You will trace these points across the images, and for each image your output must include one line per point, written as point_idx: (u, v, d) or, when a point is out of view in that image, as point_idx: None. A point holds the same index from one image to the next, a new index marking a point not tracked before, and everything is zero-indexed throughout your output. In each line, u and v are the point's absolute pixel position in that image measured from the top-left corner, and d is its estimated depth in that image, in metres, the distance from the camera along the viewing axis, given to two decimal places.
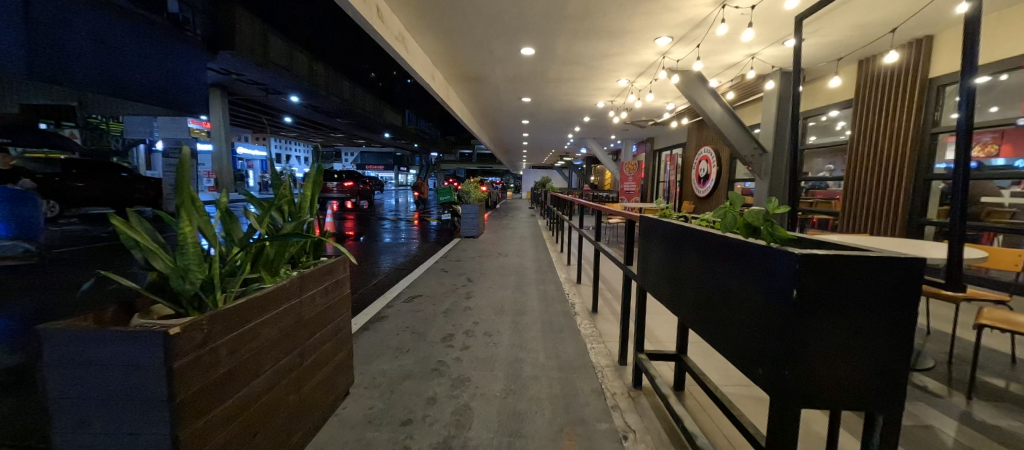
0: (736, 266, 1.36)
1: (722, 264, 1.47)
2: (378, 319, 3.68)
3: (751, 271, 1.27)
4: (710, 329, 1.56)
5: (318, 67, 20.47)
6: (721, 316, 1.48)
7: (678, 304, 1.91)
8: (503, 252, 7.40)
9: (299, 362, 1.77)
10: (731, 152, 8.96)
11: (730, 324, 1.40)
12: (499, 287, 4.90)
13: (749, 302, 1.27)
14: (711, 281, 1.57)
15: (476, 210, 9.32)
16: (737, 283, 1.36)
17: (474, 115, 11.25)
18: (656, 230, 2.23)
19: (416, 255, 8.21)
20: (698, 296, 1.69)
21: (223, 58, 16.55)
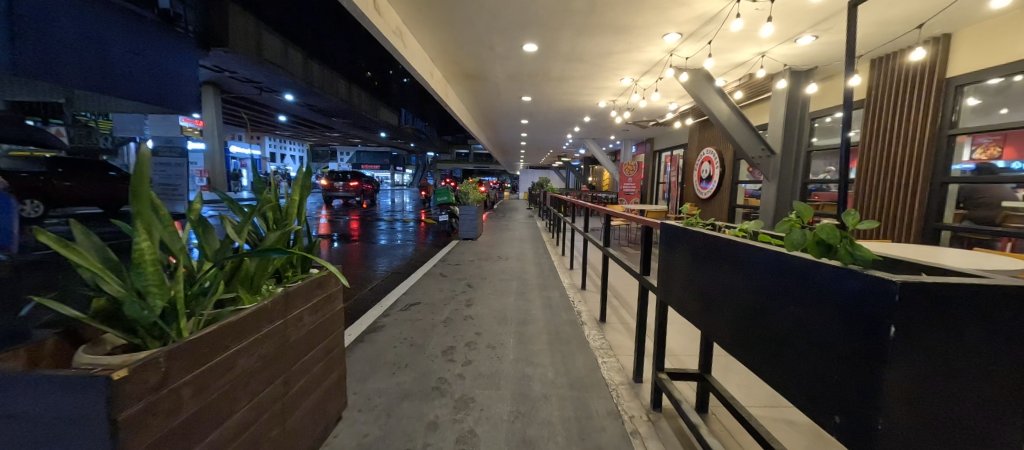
0: (799, 291, 1.16)
1: (776, 285, 1.28)
2: (373, 330, 3.46)
3: (822, 300, 1.07)
4: (756, 359, 1.37)
5: (313, 65, 20.19)
6: (772, 346, 1.28)
7: (712, 323, 1.71)
8: (503, 256, 7.19)
9: (283, 393, 1.56)
10: (734, 153, 8.81)
11: (788, 358, 1.20)
12: (500, 294, 4.69)
13: (818, 337, 1.07)
14: (758, 304, 1.37)
15: (475, 212, 9.10)
16: (799, 311, 1.16)
17: (472, 114, 11.04)
18: (681, 240, 2.04)
19: (413, 258, 7.98)
20: (739, 318, 1.50)
21: (215, 56, 16.22)
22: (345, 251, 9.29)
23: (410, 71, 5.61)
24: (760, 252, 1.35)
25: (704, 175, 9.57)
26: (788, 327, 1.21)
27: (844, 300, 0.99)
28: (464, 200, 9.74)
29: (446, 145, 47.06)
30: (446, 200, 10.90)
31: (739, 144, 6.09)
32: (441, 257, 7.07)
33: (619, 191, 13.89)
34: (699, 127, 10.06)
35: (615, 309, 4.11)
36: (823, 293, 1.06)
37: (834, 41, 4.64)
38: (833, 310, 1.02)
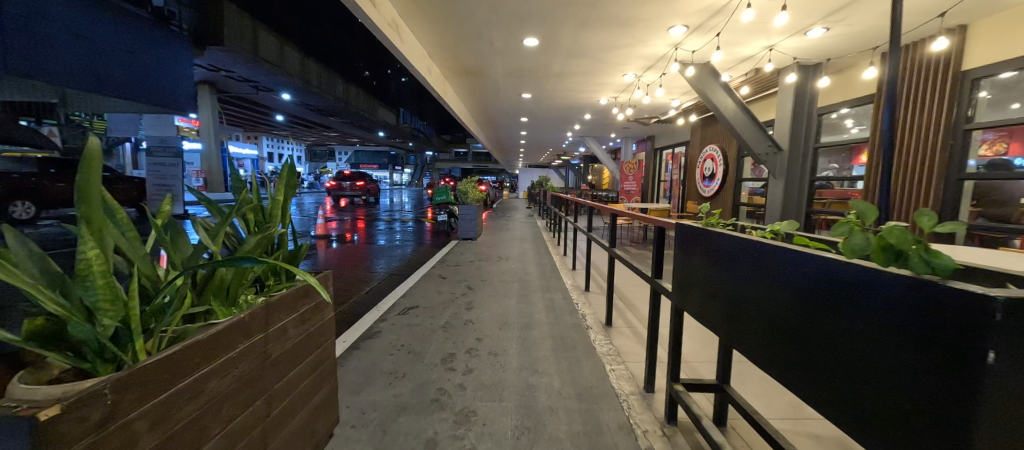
0: (858, 302, 1.01)
1: (827, 296, 1.12)
2: (369, 336, 3.30)
3: (892, 313, 0.92)
4: (800, 377, 1.22)
5: (310, 63, 20.05)
6: (822, 364, 1.13)
7: (741, 333, 1.56)
8: (504, 256, 7.05)
9: (266, 416, 1.40)
10: (738, 150, 8.67)
11: (844, 380, 1.05)
12: (502, 296, 4.53)
13: (888, 356, 0.92)
14: (800, 315, 1.22)
15: (475, 211, 8.94)
16: (858, 325, 1.01)
17: (472, 112, 10.87)
18: (701, 241, 1.89)
19: (412, 259, 7.83)
20: (775, 330, 1.35)
21: (211, 55, 16.06)
22: (343, 252, 9.15)
23: (408, 66, 5.45)
24: (803, 257, 1.20)
25: (707, 172, 9.39)
26: (843, 343, 1.06)
27: (923, 314, 0.84)
28: (463, 199, 9.58)
29: (444, 144, 46.93)
30: (445, 199, 10.74)
31: (746, 141, 5.96)
32: (440, 257, 6.92)
33: (620, 189, 13.75)
34: (702, 124, 9.92)
35: (621, 312, 3.96)
36: (894, 305, 0.91)
37: (847, 33, 4.48)
38: (909, 326, 0.87)
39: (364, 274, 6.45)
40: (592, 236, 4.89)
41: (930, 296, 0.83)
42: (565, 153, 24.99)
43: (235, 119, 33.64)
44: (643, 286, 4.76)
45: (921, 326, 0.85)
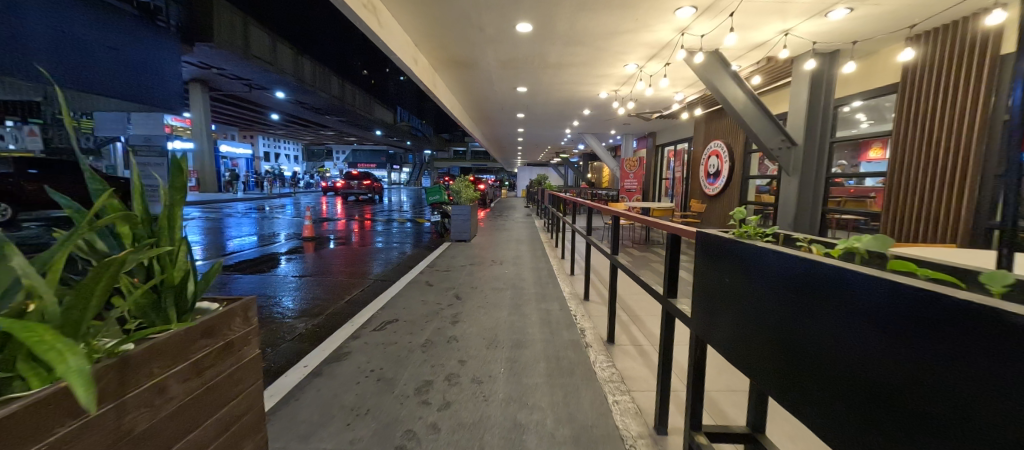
0: (906, 327, 0.81)
1: (861, 317, 0.91)
2: (335, 359, 2.87)
3: (953, 340, 0.72)
4: (827, 415, 1.00)
5: (303, 61, 19.60)
6: (856, 399, 0.92)
7: (756, 358, 1.31)
8: (498, 260, 6.61)
9: None
10: (745, 146, 8.21)
11: (889, 423, 0.84)
12: (492, 307, 4.10)
13: (955, 394, 0.71)
14: (827, 339, 1.00)
15: (468, 211, 8.49)
16: (908, 357, 0.80)
17: (467, 107, 10.42)
18: (734, 253, 1.45)
19: (402, 262, 7.39)
20: (797, 357, 1.12)
21: (199, 51, 15.63)
22: (331, 255, 8.68)
23: (391, 55, 5.02)
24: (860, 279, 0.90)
25: (712, 169, 9.06)
26: (971, 418, 0.69)
27: None
28: (456, 199, 9.13)
29: (442, 143, 46.41)
30: (438, 199, 10.24)
31: (757, 133, 5.51)
32: (430, 261, 6.48)
33: (620, 188, 13.28)
34: (708, 119, 9.48)
35: (624, 326, 3.53)
36: (959, 329, 0.71)
37: (872, 14, 4.06)
38: (983, 356, 0.67)
39: (349, 280, 6.00)
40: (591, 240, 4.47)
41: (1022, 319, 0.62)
42: (564, 151, 24.51)
43: (228, 118, 33.06)
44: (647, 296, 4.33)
45: (997, 357, 0.65)
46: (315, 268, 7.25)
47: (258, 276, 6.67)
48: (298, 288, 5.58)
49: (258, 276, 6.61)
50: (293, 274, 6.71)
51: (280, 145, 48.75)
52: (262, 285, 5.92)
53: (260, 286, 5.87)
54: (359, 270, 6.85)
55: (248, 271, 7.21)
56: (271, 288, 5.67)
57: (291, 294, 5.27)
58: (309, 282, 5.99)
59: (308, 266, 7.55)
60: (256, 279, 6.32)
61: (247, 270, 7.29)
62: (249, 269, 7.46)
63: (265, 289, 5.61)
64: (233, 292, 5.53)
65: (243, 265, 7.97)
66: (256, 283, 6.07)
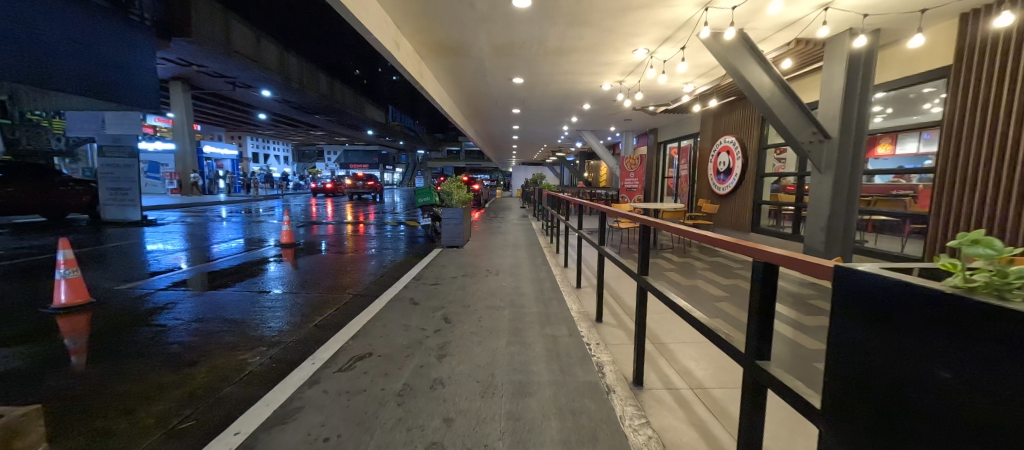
0: (885, 309, 0.84)
1: (966, 353, 0.69)
2: (281, 419, 2.18)
3: None
4: None
5: (289, 58, 18.71)
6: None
7: None
8: (495, 269, 5.92)
9: None
10: (759, 141, 7.60)
11: None
12: (488, 334, 3.42)
13: None
14: (884, 362, 0.84)
15: (460, 215, 7.78)
16: (937, 362, 0.74)
17: (460, 102, 9.77)
18: (912, 306, 0.79)
19: (389, 271, 6.68)
20: (842, 384, 0.96)
21: (177, 47, 14.87)
22: (315, 263, 7.93)
23: (366, 36, 4.33)
24: None
25: (722, 166, 8.67)
26: None
27: None
28: (447, 201, 8.23)
29: (435, 142, 45.52)
30: (429, 201, 9.49)
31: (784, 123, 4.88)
32: (418, 272, 5.78)
33: (620, 186, 12.86)
34: (718, 112, 8.87)
35: (651, 360, 2.85)
36: None
37: None
38: None
39: (328, 295, 5.27)
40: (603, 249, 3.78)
41: (984, 307, 0.67)
42: (561, 150, 23.76)
43: (214, 118, 32.03)
44: (669, 317, 3.67)
45: None
46: (296, 278, 6.55)
47: (230, 288, 5.98)
48: (272, 305, 4.92)
49: (231, 288, 5.93)
50: (270, 286, 6.02)
51: (270, 146, 47.73)
52: (231, 300, 5.22)
53: (228, 301, 5.18)
54: (348, 280, 6.16)
55: (216, 282, 6.47)
56: (240, 304, 4.98)
57: (261, 312, 4.60)
58: (287, 297, 5.29)
59: (288, 275, 6.84)
60: (227, 292, 5.62)
61: (216, 282, 6.55)
62: (220, 280, 6.72)
63: (231, 306, 4.91)
64: (195, 309, 4.84)
65: (216, 276, 7.21)
66: (225, 297, 5.37)
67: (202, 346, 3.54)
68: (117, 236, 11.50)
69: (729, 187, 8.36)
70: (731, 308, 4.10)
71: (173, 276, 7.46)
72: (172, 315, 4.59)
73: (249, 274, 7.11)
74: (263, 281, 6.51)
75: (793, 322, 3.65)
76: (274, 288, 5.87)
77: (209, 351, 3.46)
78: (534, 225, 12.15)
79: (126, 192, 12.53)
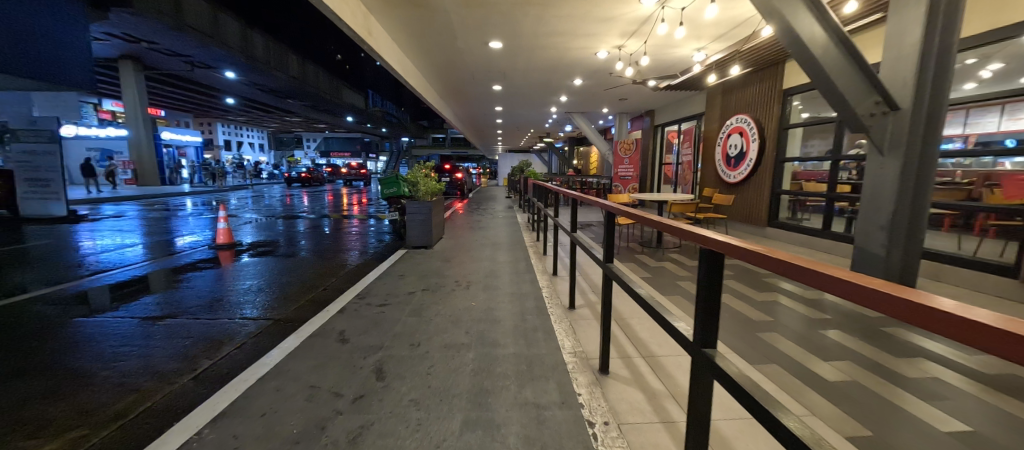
0: None
1: None
2: None
3: None
4: None
5: (252, 34, 16.86)
6: None
7: None
8: (466, 281, 4.68)
9: None
10: (780, 121, 6.52)
11: None
12: (436, 405, 2.23)
13: None
14: None
15: (429, 209, 6.48)
16: None
17: (432, 76, 8.44)
18: None
19: (338, 279, 5.43)
20: None
21: (117, 18, 13.07)
22: (261, 265, 6.63)
23: None
24: None
25: (733, 151, 7.54)
26: None
27: None
28: (412, 192, 6.79)
29: (418, 129, 43.46)
30: (396, 192, 8.06)
31: (837, 87, 3.80)
32: (367, 285, 4.52)
33: (613, 174, 12.19)
34: (730, 88, 7.76)
35: None
36: None
37: None
38: None
39: (265, 312, 4.19)
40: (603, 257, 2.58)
41: None
42: (549, 135, 22.36)
43: (177, 102, 29.66)
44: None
45: None
46: (255, 279, 5.68)
47: (178, 291, 5.19)
48: (217, 314, 4.13)
49: (176, 293, 5.13)
50: (219, 290, 5.16)
51: (243, 134, 44.91)
52: (170, 307, 4.44)
53: (164, 309, 4.37)
54: (301, 290, 4.97)
55: (117, 294, 5.15)
56: (179, 312, 4.21)
57: (200, 324, 3.82)
58: (217, 315, 4.11)
59: (231, 280, 5.72)
60: (169, 298, 4.83)
61: (119, 293, 5.22)
62: (131, 289, 5.42)
63: (168, 315, 4.14)
64: (122, 319, 4.05)
65: (131, 281, 5.87)
66: (165, 304, 4.59)
67: (52, 409, 2.43)
68: (37, 233, 9.90)
69: (741, 175, 7.24)
70: (779, 340, 2.98)
71: (78, 280, 6.06)
72: (85, 328, 3.77)
73: (166, 281, 5.78)
74: (212, 283, 5.59)
75: (876, 369, 2.56)
76: (200, 300, 4.67)
77: (44, 422, 2.32)
78: (520, 218, 10.95)
79: (47, 184, 10.78)
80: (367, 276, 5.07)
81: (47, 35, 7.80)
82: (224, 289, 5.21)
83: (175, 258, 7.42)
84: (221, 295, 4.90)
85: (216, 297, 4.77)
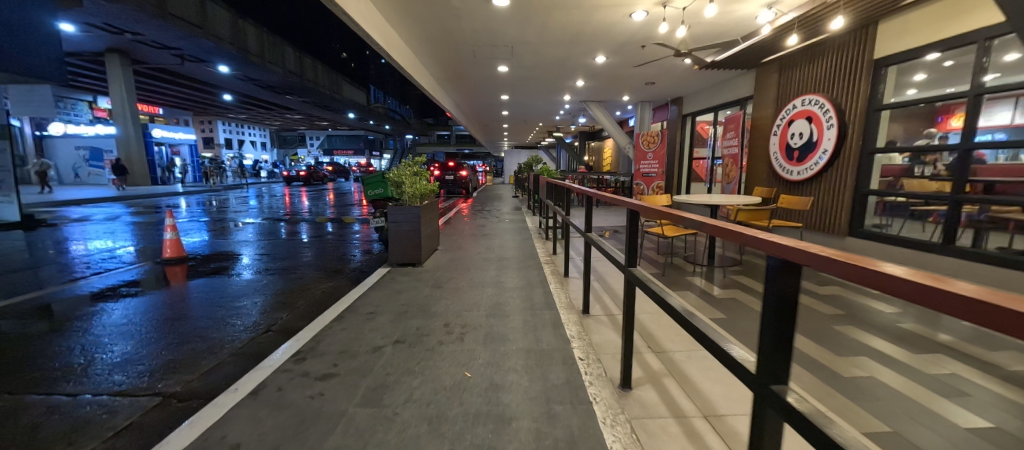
0: None
1: None
2: None
3: None
4: None
5: (246, 25, 15.66)
6: None
7: None
8: (459, 324, 3.23)
9: None
10: (873, 100, 5.04)
11: None
12: None
13: None
14: None
15: (418, 216, 5.05)
16: None
17: (425, 52, 7.06)
18: None
19: (293, 311, 4.04)
20: None
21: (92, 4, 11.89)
22: (220, 282, 5.34)
23: None
24: None
25: (799, 140, 6.03)
26: None
27: None
28: (396, 195, 5.36)
29: (423, 126, 42.18)
30: (382, 193, 6.63)
31: None
32: (319, 331, 3.12)
33: (634, 170, 10.75)
34: (791, 63, 6.32)
35: None
36: None
37: None
38: None
39: (183, 368, 2.90)
40: (737, 353, 1.15)
41: None
42: (559, 128, 20.73)
43: (172, 99, 28.61)
44: None
45: None
46: (239, 296, 4.66)
47: (146, 308, 4.26)
48: (114, 371, 2.85)
49: (142, 310, 4.20)
50: (191, 308, 4.23)
51: (245, 131, 43.95)
52: (129, 330, 3.64)
53: (121, 337, 3.48)
54: (248, 328, 3.63)
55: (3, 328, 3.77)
56: (141, 344, 3.33)
57: (150, 372, 2.85)
58: (114, 372, 2.83)
59: (172, 303, 4.45)
60: (127, 318, 3.98)
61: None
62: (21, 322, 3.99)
63: (124, 347, 3.26)
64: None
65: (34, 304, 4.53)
66: (127, 325, 3.80)
67: None
68: None
69: (811, 169, 5.76)
70: None
71: None
72: (10, 368, 2.92)
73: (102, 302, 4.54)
74: (187, 300, 4.60)
75: None
76: (110, 341, 3.40)
77: None
78: (530, 221, 9.50)
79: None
80: (335, 307, 3.75)
81: (12, 18, 6.64)
82: (199, 308, 4.23)
83: (113, 271, 6.06)
84: (188, 316, 4.00)
85: (138, 334, 3.54)
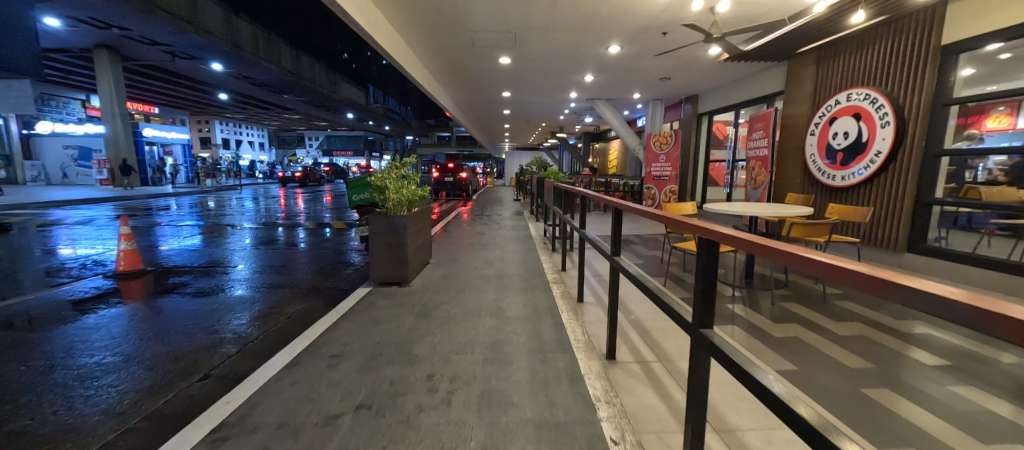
0: None
1: None
2: None
3: None
4: None
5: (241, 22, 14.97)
6: None
7: None
8: (445, 376, 2.45)
9: None
10: (940, 93, 4.29)
11: None
12: None
13: None
14: None
15: (405, 227, 4.29)
16: None
17: (419, 41, 6.34)
18: None
19: (248, 344, 3.27)
20: None
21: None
22: (190, 296, 4.59)
23: None
24: None
25: (844, 140, 5.27)
26: None
27: None
28: (378, 203, 4.62)
29: (423, 127, 41.53)
30: (368, 198, 5.90)
31: None
32: (260, 386, 2.36)
33: (644, 173, 10.00)
34: (832, 53, 5.62)
35: None
36: None
37: None
38: None
39: (105, 431, 2.21)
40: None
41: None
42: (562, 129, 19.95)
43: (167, 98, 27.95)
44: None
45: None
46: (219, 313, 4.00)
47: (104, 330, 3.54)
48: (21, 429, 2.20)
49: (101, 334, 3.47)
50: (163, 327, 3.61)
51: (243, 131, 43.28)
52: (82, 357, 3.04)
53: (66, 378, 2.74)
54: (210, 365, 2.92)
55: None
56: (82, 381, 2.71)
57: (70, 434, 2.17)
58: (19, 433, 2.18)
59: (134, 322, 3.77)
60: (85, 338, 3.39)
61: None
62: None
63: (63, 393, 2.56)
64: None
65: None
66: (83, 348, 3.21)
67: None
68: None
69: (859, 175, 5.02)
70: None
71: None
72: None
73: (33, 321, 3.81)
74: (158, 318, 3.91)
75: None
76: (43, 376, 2.77)
77: None
78: (534, 227, 8.74)
79: None
80: (296, 343, 2.97)
81: None
82: (169, 329, 3.56)
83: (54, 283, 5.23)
84: (152, 340, 3.35)
85: (84, 365, 2.90)
